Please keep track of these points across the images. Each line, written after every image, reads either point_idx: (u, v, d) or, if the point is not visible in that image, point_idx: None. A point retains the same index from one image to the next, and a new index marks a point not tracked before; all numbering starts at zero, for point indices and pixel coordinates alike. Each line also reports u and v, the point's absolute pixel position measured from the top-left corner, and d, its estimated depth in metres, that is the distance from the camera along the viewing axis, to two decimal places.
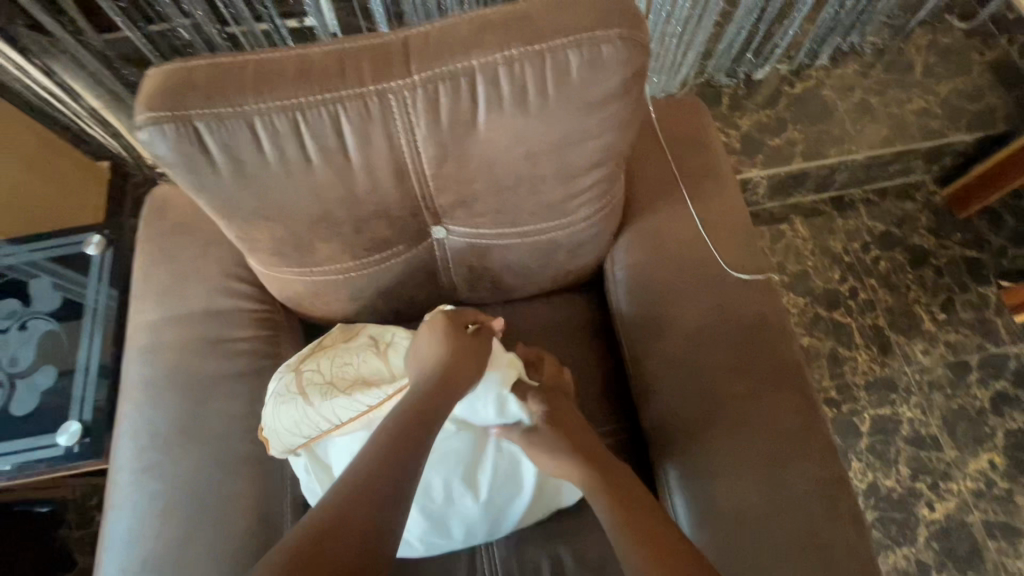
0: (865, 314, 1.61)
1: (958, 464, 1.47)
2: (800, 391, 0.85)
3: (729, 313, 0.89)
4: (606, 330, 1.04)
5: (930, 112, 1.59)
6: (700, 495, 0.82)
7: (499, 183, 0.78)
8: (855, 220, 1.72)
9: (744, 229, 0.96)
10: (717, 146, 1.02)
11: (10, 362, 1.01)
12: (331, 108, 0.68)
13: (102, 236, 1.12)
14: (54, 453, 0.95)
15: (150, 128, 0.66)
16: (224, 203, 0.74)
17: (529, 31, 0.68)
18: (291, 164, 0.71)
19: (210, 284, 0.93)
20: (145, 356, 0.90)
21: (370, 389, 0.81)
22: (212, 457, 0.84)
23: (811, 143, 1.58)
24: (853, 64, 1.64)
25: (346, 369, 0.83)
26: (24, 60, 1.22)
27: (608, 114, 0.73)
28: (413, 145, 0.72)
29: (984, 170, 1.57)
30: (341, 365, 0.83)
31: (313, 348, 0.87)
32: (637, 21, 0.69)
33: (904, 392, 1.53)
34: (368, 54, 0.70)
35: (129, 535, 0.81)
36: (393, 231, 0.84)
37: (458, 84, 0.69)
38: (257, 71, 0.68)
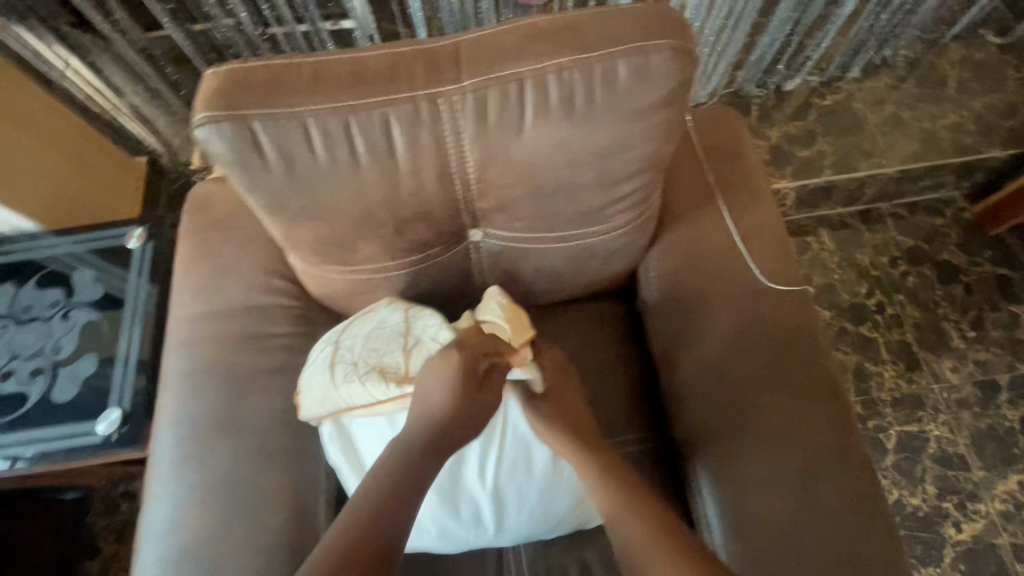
0: (892, 330, 1.59)
1: (986, 485, 1.44)
2: (836, 405, 0.85)
3: (764, 322, 0.89)
4: (636, 337, 1.04)
5: (962, 127, 1.58)
6: (733, 504, 0.82)
7: (541, 189, 0.79)
8: (883, 234, 1.70)
9: (779, 241, 0.96)
10: (752, 157, 1.02)
11: (53, 350, 1.05)
12: (383, 110, 0.70)
13: (143, 230, 1.15)
14: (94, 440, 0.98)
15: (208, 127, 0.68)
16: (273, 201, 0.76)
17: (579, 39, 0.70)
18: (340, 165, 0.72)
19: (250, 280, 0.95)
20: (185, 348, 0.91)
21: (382, 382, 0.82)
22: (248, 449, 0.85)
23: (841, 156, 1.58)
24: (884, 77, 1.63)
25: (372, 353, 0.84)
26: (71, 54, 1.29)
27: (653, 123, 0.73)
28: (460, 148, 0.73)
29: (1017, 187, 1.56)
30: (369, 351, 0.84)
31: (349, 321, 0.88)
32: (685, 32, 0.70)
33: (932, 409, 1.51)
34: (421, 59, 0.71)
35: (168, 523, 0.82)
36: (432, 233, 0.85)
37: (508, 90, 0.70)
38: (312, 73, 0.70)
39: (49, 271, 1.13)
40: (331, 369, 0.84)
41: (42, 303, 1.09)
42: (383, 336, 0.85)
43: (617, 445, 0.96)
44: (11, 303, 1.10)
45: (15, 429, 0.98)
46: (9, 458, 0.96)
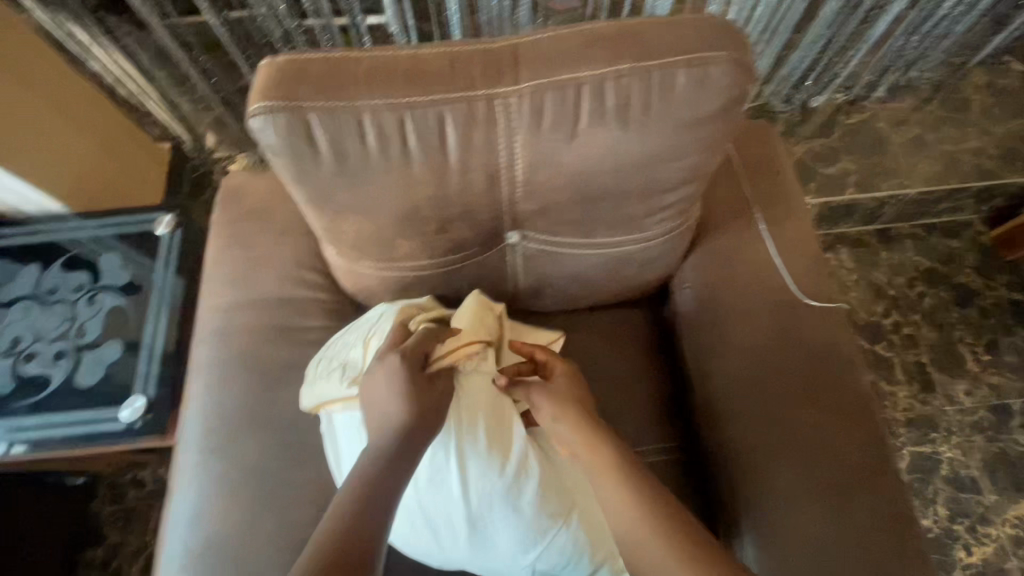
0: (908, 350, 1.59)
1: (997, 509, 1.44)
2: (869, 426, 0.84)
3: (799, 339, 0.89)
4: (664, 346, 1.04)
5: (984, 151, 1.58)
6: (763, 519, 0.82)
7: (586, 194, 0.79)
8: (900, 254, 1.69)
9: (814, 257, 0.95)
10: (788, 171, 1.03)
11: (77, 334, 1.05)
12: (440, 108, 0.70)
13: (173, 216, 1.15)
14: (117, 427, 0.97)
15: (264, 116, 0.67)
16: (319, 193, 0.75)
17: (639, 46, 0.70)
18: (391, 160, 0.72)
19: (283, 272, 0.94)
20: (216, 337, 0.91)
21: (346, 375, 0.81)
22: (277, 442, 0.85)
23: (864, 175, 1.58)
24: (909, 98, 1.63)
25: (344, 349, 0.84)
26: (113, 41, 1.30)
27: (705, 133, 0.73)
28: (511, 150, 0.73)
29: None
30: (341, 346, 0.85)
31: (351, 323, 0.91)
32: (744, 44, 0.70)
33: (945, 431, 1.51)
34: (479, 59, 0.71)
35: (195, 512, 0.82)
36: (472, 234, 0.84)
37: (566, 94, 0.70)
38: (370, 68, 0.70)
39: (75, 254, 1.13)
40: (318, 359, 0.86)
41: (69, 285, 1.09)
42: (358, 334, 0.85)
43: (643, 455, 0.96)
44: (37, 284, 1.10)
45: (37, 412, 0.98)
46: (30, 441, 0.96)
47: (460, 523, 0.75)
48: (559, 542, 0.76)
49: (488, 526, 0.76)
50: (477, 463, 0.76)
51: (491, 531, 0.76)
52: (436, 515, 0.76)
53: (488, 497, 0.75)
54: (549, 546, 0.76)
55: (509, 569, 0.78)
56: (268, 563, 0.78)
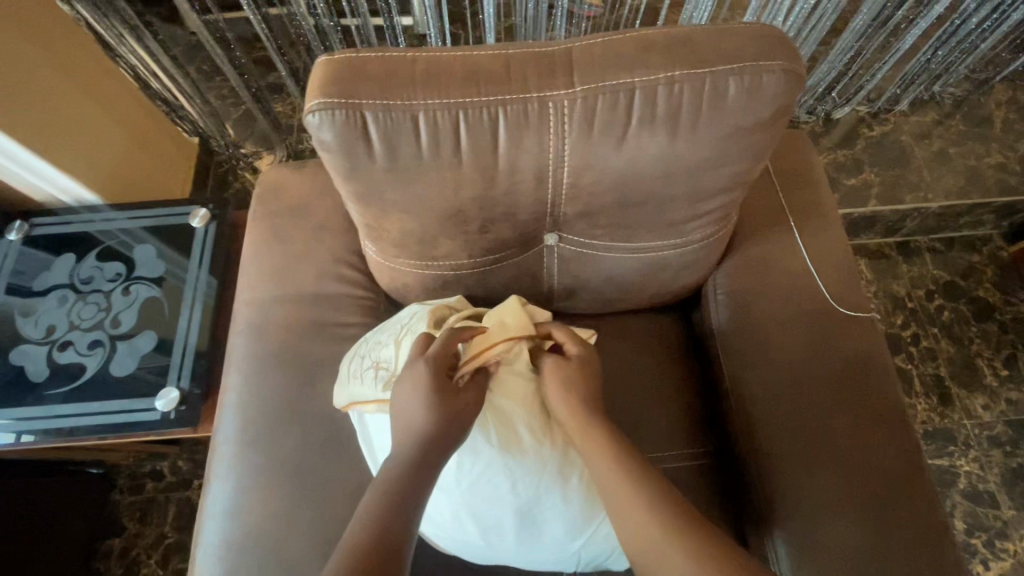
0: (927, 363, 1.59)
1: (1015, 524, 1.44)
2: (903, 435, 0.85)
3: (832, 348, 0.89)
4: (694, 352, 1.05)
5: (1007, 167, 1.57)
6: (797, 527, 0.82)
7: (630, 198, 0.79)
8: (920, 267, 1.70)
9: (847, 266, 0.96)
10: (821, 181, 1.03)
11: (113, 324, 1.06)
12: (494, 110, 0.71)
13: (208, 210, 1.17)
14: (152, 417, 0.99)
15: (321, 113, 0.68)
16: (368, 191, 0.76)
17: (691, 55, 0.71)
18: (442, 159, 0.73)
19: (321, 268, 0.95)
20: (253, 331, 0.92)
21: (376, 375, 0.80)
22: (315, 437, 0.85)
23: (887, 187, 1.57)
24: (932, 111, 1.63)
25: (376, 347, 0.83)
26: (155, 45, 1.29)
27: (753, 141, 0.74)
28: (560, 152, 0.74)
29: None
30: (374, 344, 0.84)
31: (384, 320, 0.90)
32: (795, 55, 0.71)
33: (963, 445, 1.51)
34: (533, 63, 0.73)
35: (233, 504, 0.83)
36: (512, 235, 0.85)
37: (618, 99, 0.71)
38: (426, 69, 0.71)
39: (109, 245, 1.15)
40: (352, 357, 0.86)
41: (103, 275, 1.11)
42: (391, 332, 0.84)
43: (672, 459, 0.96)
44: (71, 274, 1.11)
45: (72, 400, 1.00)
46: (67, 428, 0.98)
47: (507, 520, 0.75)
48: (602, 533, 0.78)
49: (533, 522, 0.75)
50: (524, 460, 0.74)
51: (538, 525, 0.76)
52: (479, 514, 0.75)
53: (535, 491, 0.75)
54: (593, 536, 0.78)
55: (549, 559, 0.79)
56: (307, 557, 0.79)
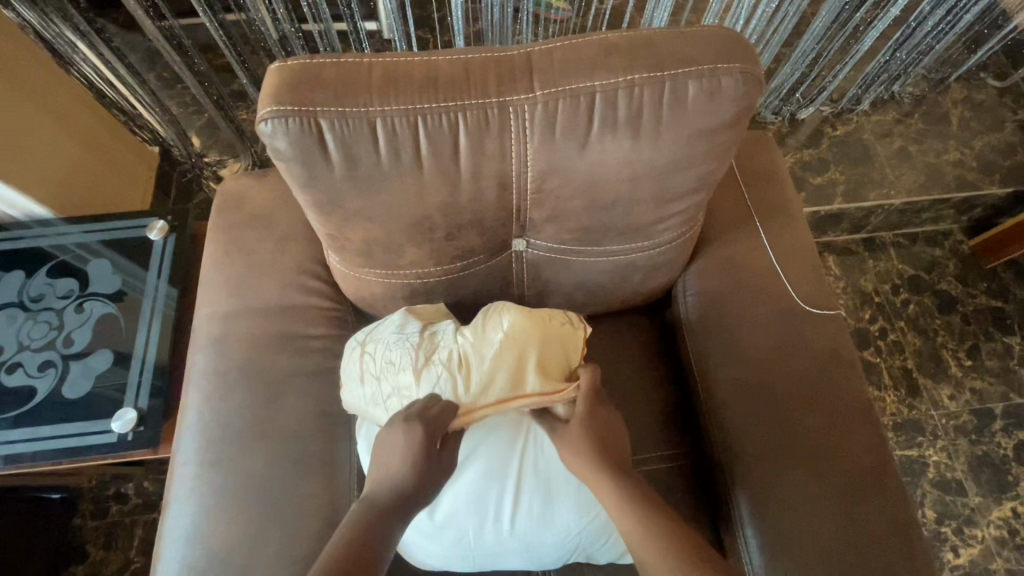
0: (894, 356, 1.63)
1: (982, 510, 1.48)
2: (870, 429, 0.86)
3: (799, 345, 0.90)
4: (667, 352, 1.05)
5: (965, 163, 1.61)
6: (770, 525, 0.82)
7: (596, 201, 0.79)
8: (885, 262, 1.74)
9: (813, 265, 0.97)
10: (785, 181, 1.04)
11: (65, 343, 1.02)
12: (453, 116, 0.70)
13: (166, 221, 1.13)
14: (109, 439, 0.95)
15: (275, 121, 0.67)
16: (327, 199, 0.74)
17: (650, 59, 0.71)
18: (402, 165, 0.71)
19: (284, 279, 0.93)
20: (214, 345, 0.89)
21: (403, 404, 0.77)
22: (280, 451, 0.83)
23: (852, 185, 1.61)
24: (892, 111, 1.67)
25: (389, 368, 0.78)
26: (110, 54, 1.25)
27: (715, 143, 0.74)
28: (524, 157, 0.73)
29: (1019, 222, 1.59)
30: (386, 366, 0.78)
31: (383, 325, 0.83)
32: (753, 57, 0.72)
33: (931, 435, 1.55)
34: (493, 68, 0.72)
35: (193, 527, 0.79)
36: (479, 241, 0.84)
37: (579, 102, 0.70)
38: (384, 74, 0.70)
39: (61, 261, 1.10)
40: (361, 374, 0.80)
41: (55, 292, 1.06)
42: (399, 348, 0.78)
43: (648, 461, 0.96)
44: (21, 292, 1.06)
45: (22, 425, 0.96)
46: (15, 454, 0.94)
47: (514, 494, 0.78)
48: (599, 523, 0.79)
49: (533, 504, 0.78)
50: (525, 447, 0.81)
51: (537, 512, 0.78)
52: (484, 492, 0.77)
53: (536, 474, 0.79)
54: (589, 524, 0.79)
55: (546, 548, 0.80)
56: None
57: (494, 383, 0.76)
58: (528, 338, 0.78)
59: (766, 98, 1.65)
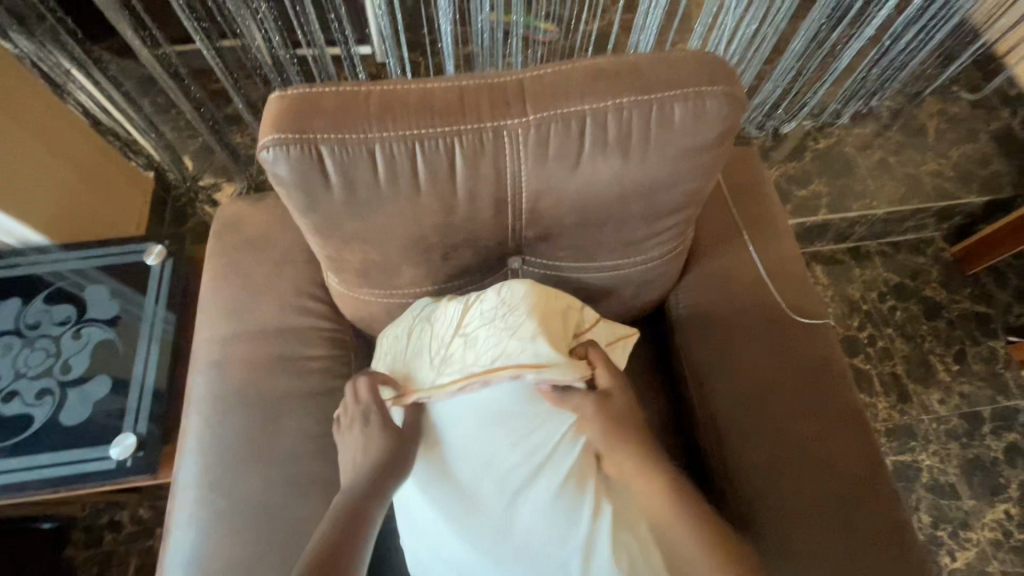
0: (884, 362, 1.66)
1: (976, 513, 1.50)
2: (862, 435, 0.88)
3: (789, 354, 0.93)
4: (661, 362, 1.07)
5: (943, 173, 1.66)
6: (768, 530, 0.83)
7: (589, 219, 0.81)
8: (871, 271, 1.78)
9: (800, 275, 1.00)
10: (770, 194, 1.08)
11: (63, 370, 1.02)
12: (450, 140, 0.72)
13: (164, 246, 1.14)
14: (107, 465, 0.95)
15: (276, 149, 0.69)
16: (327, 223, 0.76)
17: (637, 83, 0.74)
18: (400, 189, 0.73)
19: (283, 301, 0.94)
20: (213, 368, 0.90)
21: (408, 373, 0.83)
22: (280, 474, 0.83)
23: (836, 196, 1.65)
24: (871, 124, 1.72)
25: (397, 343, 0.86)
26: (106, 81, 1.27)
27: (702, 162, 0.77)
28: (518, 178, 0.75)
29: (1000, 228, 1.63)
30: (393, 340, 0.87)
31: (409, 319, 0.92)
32: (735, 80, 0.75)
33: (923, 440, 1.57)
34: (487, 94, 0.75)
35: (194, 552, 0.80)
36: (475, 259, 0.86)
37: (570, 125, 0.73)
38: (381, 102, 0.72)
39: (58, 287, 1.10)
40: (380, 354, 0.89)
41: (52, 319, 1.06)
42: (405, 326, 0.87)
43: None
44: (18, 319, 1.06)
45: (19, 453, 0.95)
46: (12, 483, 0.93)
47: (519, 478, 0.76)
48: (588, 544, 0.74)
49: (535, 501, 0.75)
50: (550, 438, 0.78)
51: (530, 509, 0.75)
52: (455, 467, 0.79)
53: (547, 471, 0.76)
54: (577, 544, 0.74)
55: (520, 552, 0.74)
56: None
57: (481, 348, 0.77)
58: (518, 304, 0.78)
59: (750, 113, 1.70)
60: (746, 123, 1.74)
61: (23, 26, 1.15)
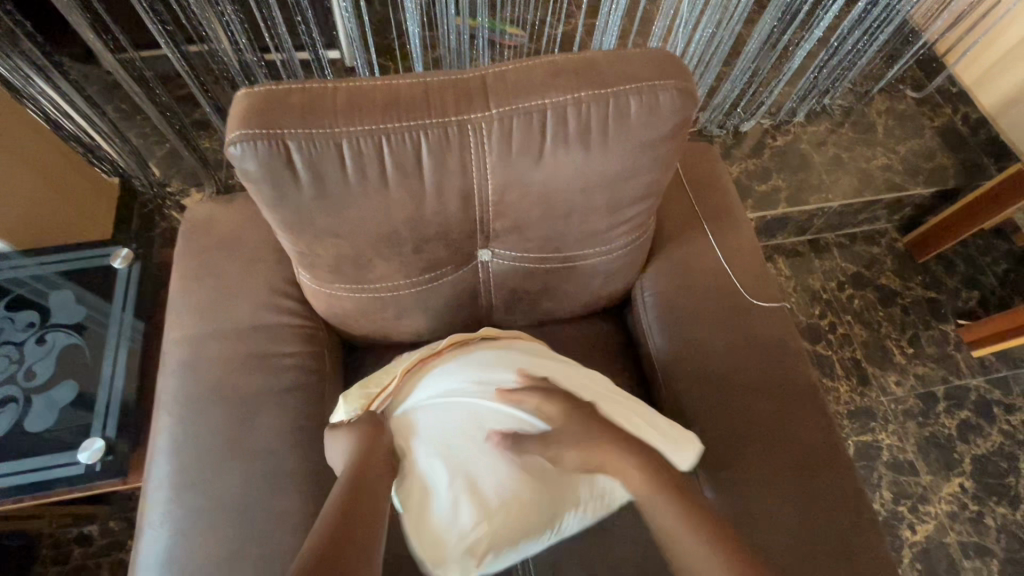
0: (844, 348, 1.74)
1: (933, 487, 1.58)
2: (818, 409, 0.93)
3: (750, 335, 0.97)
4: (631, 351, 1.11)
5: (892, 167, 1.75)
6: (734, 499, 0.87)
7: (554, 210, 0.84)
8: (829, 262, 1.86)
9: (757, 262, 1.05)
10: (728, 187, 1.13)
11: (26, 377, 1.00)
12: (416, 134, 0.75)
13: (130, 250, 1.13)
14: (75, 471, 0.93)
15: (244, 144, 0.70)
16: (296, 217, 0.77)
17: (595, 79, 0.77)
18: (368, 182, 0.75)
19: (254, 300, 0.94)
20: (185, 368, 0.89)
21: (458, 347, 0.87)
22: (257, 472, 0.83)
23: (794, 190, 1.72)
24: (825, 121, 1.81)
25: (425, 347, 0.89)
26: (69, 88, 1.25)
27: (658, 152, 0.81)
28: (483, 171, 0.78)
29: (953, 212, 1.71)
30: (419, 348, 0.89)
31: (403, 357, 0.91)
32: (687, 75, 0.80)
33: (881, 420, 1.65)
34: (451, 89, 0.77)
35: (169, 554, 0.79)
36: (446, 252, 0.88)
37: (532, 120, 0.76)
38: (347, 98, 0.74)
39: (18, 294, 1.08)
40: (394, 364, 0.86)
41: (14, 326, 1.04)
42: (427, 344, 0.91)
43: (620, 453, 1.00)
44: None
45: None
46: None
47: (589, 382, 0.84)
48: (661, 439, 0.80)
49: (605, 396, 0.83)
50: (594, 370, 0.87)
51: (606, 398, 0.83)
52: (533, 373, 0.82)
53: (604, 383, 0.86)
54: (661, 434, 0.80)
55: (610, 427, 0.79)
56: None
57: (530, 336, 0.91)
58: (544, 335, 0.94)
59: (711, 113, 1.76)
60: (707, 122, 1.81)
61: None
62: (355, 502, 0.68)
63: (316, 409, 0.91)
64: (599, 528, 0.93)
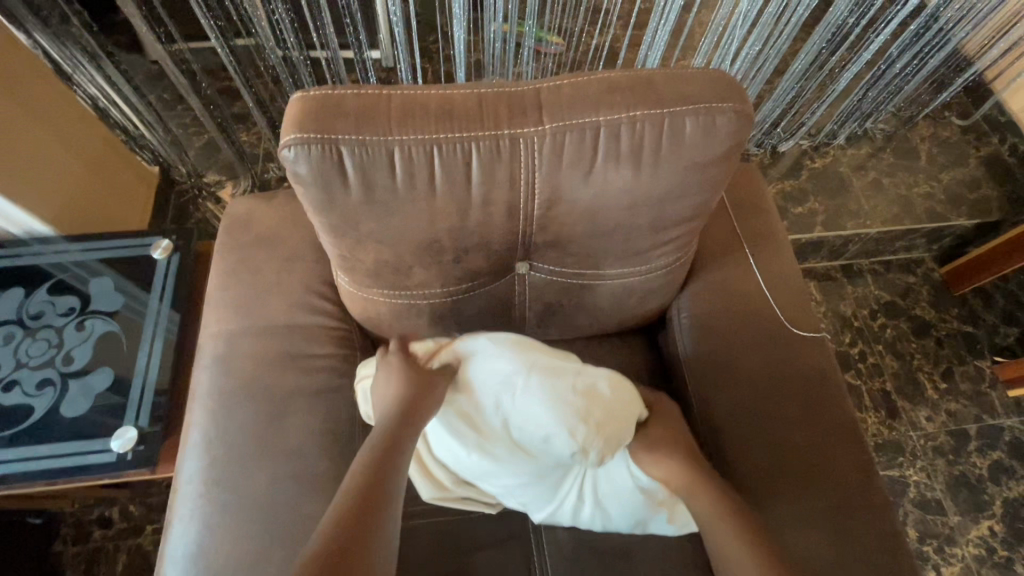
0: (874, 378, 1.69)
1: (961, 529, 1.53)
2: (856, 447, 0.90)
3: (790, 366, 0.95)
4: (662, 372, 1.09)
5: (934, 196, 1.70)
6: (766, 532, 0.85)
7: (598, 228, 0.83)
8: (863, 288, 1.81)
9: (799, 291, 1.02)
10: (771, 211, 1.10)
11: (64, 361, 1.02)
12: (467, 146, 0.74)
13: (171, 241, 1.14)
14: (107, 459, 0.94)
15: (298, 148, 0.70)
16: (341, 221, 0.77)
17: (651, 99, 0.76)
18: (417, 193, 0.75)
19: (292, 300, 0.94)
20: (220, 364, 0.90)
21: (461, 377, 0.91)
22: (285, 473, 0.83)
23: (831, 214, 1.68)
24: (866, 145, 1.77)
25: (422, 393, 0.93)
26: (119, 78, 1.28)
27: (709, 175, 0.80)
28: (531, 185, 0.77)
29: (995, 248, 1.66)
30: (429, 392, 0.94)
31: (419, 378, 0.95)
32: (744, 97, 0.78)
33: (910, 455, 1.60)
34: (506, 101, 0.76)
35: (195, 548, 0.80)
36: (486, 264, 0.87)
37: (585, 136, 0.75)
38: (401, 105, 0.74)
39: (60, 279, 1.10)
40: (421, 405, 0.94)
41: (55, 310, 1.06)
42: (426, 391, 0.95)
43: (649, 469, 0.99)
44: (19, 309, 1.06)
45: (18, 444, 0.95)
46: (9, 474, 0.93)
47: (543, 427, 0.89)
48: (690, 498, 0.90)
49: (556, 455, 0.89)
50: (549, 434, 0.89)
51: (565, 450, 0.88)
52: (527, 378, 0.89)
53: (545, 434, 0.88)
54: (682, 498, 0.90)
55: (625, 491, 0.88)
56: None
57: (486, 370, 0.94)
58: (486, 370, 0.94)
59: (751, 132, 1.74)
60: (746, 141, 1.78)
61: (36, 14, 1.12)
62: (375, 473, 0.75)
63: (346, 414, 0.90)
64: (624, 551, 0.91)
